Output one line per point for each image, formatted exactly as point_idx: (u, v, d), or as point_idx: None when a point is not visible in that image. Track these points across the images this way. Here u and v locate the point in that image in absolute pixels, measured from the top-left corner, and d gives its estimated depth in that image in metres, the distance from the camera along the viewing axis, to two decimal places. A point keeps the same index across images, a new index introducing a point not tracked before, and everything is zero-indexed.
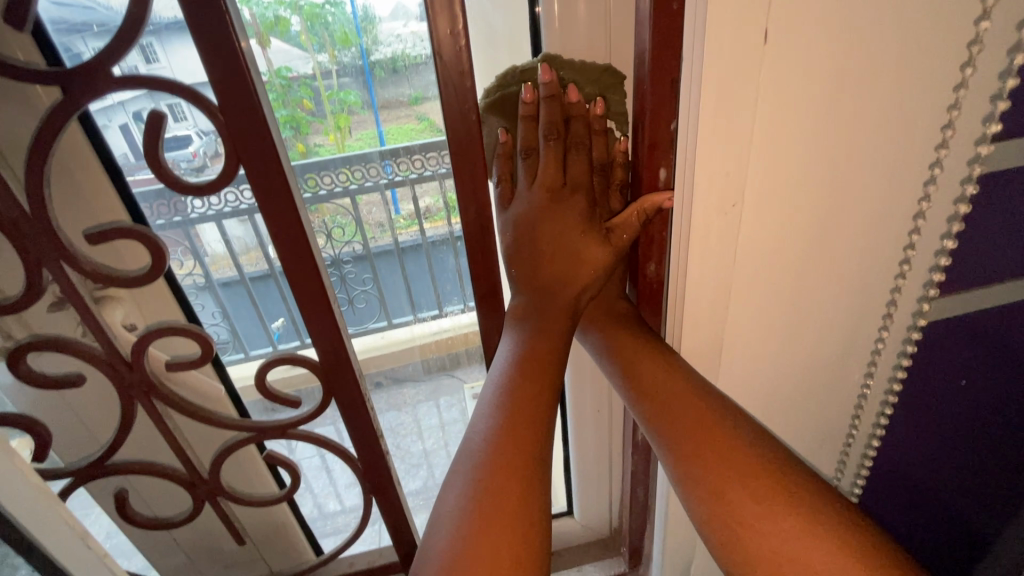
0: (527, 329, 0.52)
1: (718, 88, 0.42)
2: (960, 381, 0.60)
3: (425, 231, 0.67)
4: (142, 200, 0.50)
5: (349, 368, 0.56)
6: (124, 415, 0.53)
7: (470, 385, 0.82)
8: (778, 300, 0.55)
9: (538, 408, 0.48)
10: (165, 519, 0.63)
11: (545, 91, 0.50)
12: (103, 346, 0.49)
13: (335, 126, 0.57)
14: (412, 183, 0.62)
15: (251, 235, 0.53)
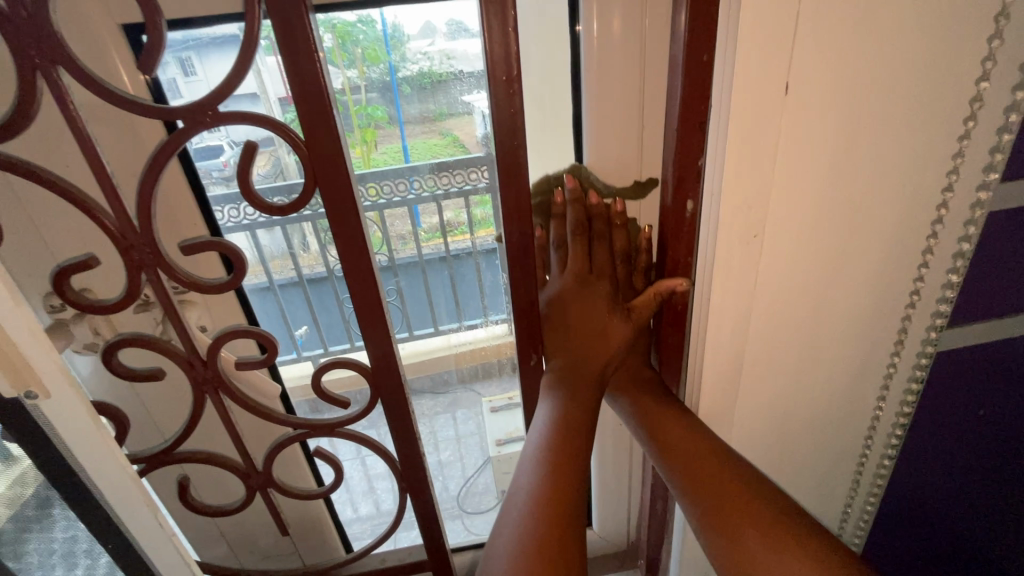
0: (561, 392, 0.60)
1: (744, 131, 0.48)
2: (978, 412, 0.67)
3: (448, 243, 0.74)
4: (215, 207, 0.57)
5: (396, 373, 0.61)
6: (196, 406, 0.59)
7: (490, 399, 0.88)
8: (794, 324, 0.59)
9: (575, 463, 0.54)
10: (218, 507, 0.68)
11: (571, 194, 0.61)
12: (184, 344, 0.55)
13: (362, 139, 0.63)
14: (438, 197, 0.70)
15: (280, 242, 0.62)
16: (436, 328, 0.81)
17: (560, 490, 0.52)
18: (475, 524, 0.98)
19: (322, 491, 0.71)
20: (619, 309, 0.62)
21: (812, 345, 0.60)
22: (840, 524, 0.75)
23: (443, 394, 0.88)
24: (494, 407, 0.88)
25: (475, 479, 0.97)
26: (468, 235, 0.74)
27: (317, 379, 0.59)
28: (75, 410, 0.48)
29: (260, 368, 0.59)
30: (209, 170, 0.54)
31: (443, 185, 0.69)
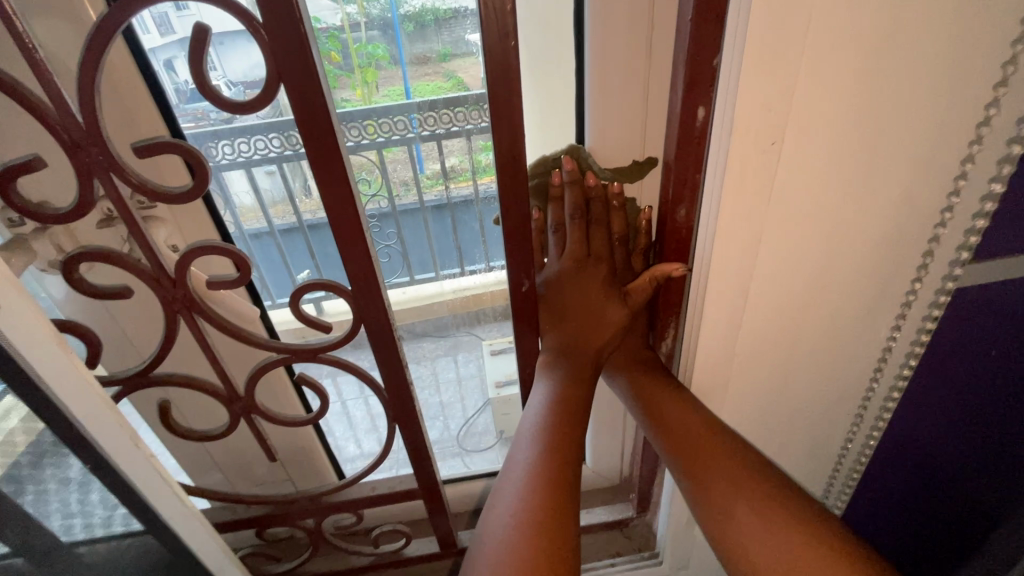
0: (561, 370, 0.63)
1: (768, 18, 0.43)
2: (990, 350, 0.59)
3: (449, 191, 0.71)
4: (208, 145, 0.56)
5: (379, 296, 0.57)
6: (168, 326, 0.56)
7: (490, 341, 0.87)
8: (807, 243, 0.55)
9: (573, 430, 0.58)
10: (203, 432, 0.67)
11: (568, 176, 0.61)
12: (149, 261, 0.52)
13: (363, 79, 0.60)
14: (439, 139, 0.66)
15: (280, 187, 0.60)
16: (440, 273, 0.77)
17: (559, 461, 0.55)
18: (473, 461, 0.98)
19: (307, 420, 0.69)
20: (615, 291, 0.65)
21: (824, 266, 0.57)
22: (840, 453, 0.77)
23: (445, 337, 0.85)
24: (493, 350, 0.87)
25: (476, 420, 0.96)
26: (471, 181, 0.70)
27: (296, 300, 0.56)
28: (33, 323, 0.46)
29: (234, 288, 0.55)
30: (206, 110, 0.53)
31: (445, 125, 0.65)
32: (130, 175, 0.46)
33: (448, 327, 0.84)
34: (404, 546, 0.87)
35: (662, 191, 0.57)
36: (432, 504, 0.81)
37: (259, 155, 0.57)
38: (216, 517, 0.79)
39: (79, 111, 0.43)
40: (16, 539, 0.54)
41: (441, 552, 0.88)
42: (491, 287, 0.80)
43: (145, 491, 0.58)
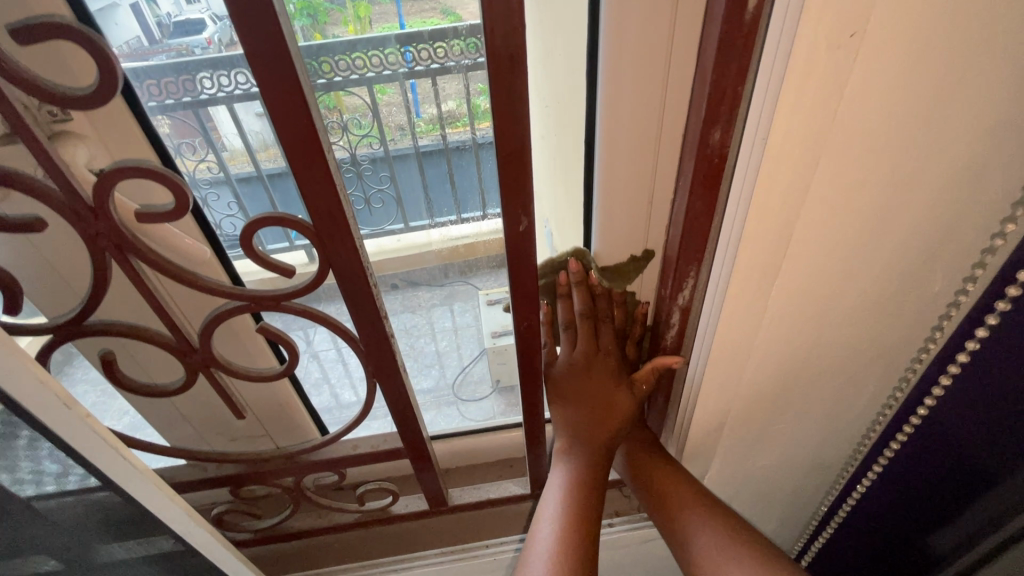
0: (577, 457, 0.64)
1: None
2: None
3: (448, 137, 0.61)
4: (199, 73, 0.48)
5: (347, 232, 0.48)
6: (97, 268, 0.47)
7: (487, 292, 0.77)
8: (876, 181, 0.43)
9: (589, 521, 0.60)
10: (158, 386, 0.60)
11: (574, 277, 0.61)
12: (58, 185, 0.42)
13: (354, 14, 0.50)
14: (435, 75, 0.57)
15: (264, 132, 0.50)
16: (432, 223, 0.69)
17: (577, 547, 0.57)
18: (470, 411, 0.92)
19: (274, 375, 0.62)
20: (623, 382, 0.66)
21: (898, 209, 0.45)
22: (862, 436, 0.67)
23: (441, 286, 0.76)
24: (490, 300, 0.77)
25: (471, 369, 0.88)
26: (468, 127, 0.59)
27: (246, 237, 0.46)
28: None
29: (172, 222, 0.46)
30: (192, 47, 0.46)
31: (439, 60, 0.55)
32: (13, 69, 0.36)
33: (440, 275, 0.75)
34: (391, 503, 0.82)
35: (691, 110, 0.46)
36: (419, 463, 0.75)
37: (242, 91, 0.48)
38: (184, 476, 0.73)
39: None
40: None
41: (431, 509, 0.83)
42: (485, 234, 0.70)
43: (85, 451, 0.51)
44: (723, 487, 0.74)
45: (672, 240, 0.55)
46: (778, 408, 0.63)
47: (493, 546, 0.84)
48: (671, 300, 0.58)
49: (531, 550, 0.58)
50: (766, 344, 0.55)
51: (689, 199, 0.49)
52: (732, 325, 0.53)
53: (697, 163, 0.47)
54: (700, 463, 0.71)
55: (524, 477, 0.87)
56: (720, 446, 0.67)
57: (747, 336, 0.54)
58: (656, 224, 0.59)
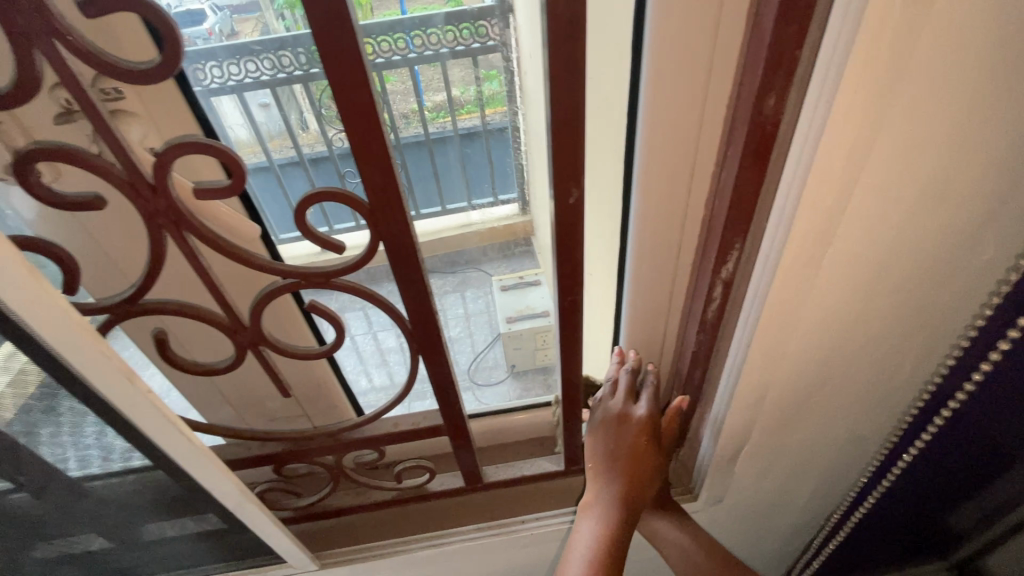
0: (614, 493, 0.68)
1: None
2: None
3: (456, 122, 0.71)
4: (196, 65, 0.49)
5: (401, 209, 0.48)
6: (155, 246, 0.47)
7: (499, 278, 0.87)
8: (938, 144, 0.42)
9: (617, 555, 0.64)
10: (208, 364, 0.61)
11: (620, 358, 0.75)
12: (122, 163, 0.42)
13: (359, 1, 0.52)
14: (441, 62, 0.64)
15: (278, 120, 0.56)
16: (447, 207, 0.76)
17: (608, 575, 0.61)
18: (485, 396, 0.94)
19: (321, 352, 0.62)
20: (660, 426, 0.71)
21: (957, 176, 0.44)
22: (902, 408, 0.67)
23: (454, 273, 0.83)
24: (503, 287, 0.88)
25: (485, 355, 0.93)
26: (476, 113, 0.70)
27: (301, 212, 0.47)
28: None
29: (228, 198, 0.47)
30: (192, 39, 0.48)
31: (448, 45, 0.62)
32: (80, 43, 0.36)
33: (459, 261, 0.83)
34: (428, 480, 0.83)
35: (745, 76, 0.45)
36: (458, 440, 0.76)
37: (252, 79, 0.53)
38: (228, 455, 0.74)
39: None
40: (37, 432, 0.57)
41: (467, 486, 0.85)
42: (494, 220, 0.82)
43: (144, 425, 0.52)
44: (759, 461, 0.75)
45: (719, 211, 0.54)
46: (820, 381, 0.63)
47: (529, 522, 0.85)
48: (714, 273, 0.58)
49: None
50: (812, 315, 0.55)
51: (738, 169, 0.49)
52: (782, 295, 0.52)
53: (750, 132, 0.47)
54: (738, 438, 0.71)
55: (558, 455, 0.88)
56: (759, 419, 0.68)
57: (794, 307, 0.54)
58: (696, 194, 0.60)
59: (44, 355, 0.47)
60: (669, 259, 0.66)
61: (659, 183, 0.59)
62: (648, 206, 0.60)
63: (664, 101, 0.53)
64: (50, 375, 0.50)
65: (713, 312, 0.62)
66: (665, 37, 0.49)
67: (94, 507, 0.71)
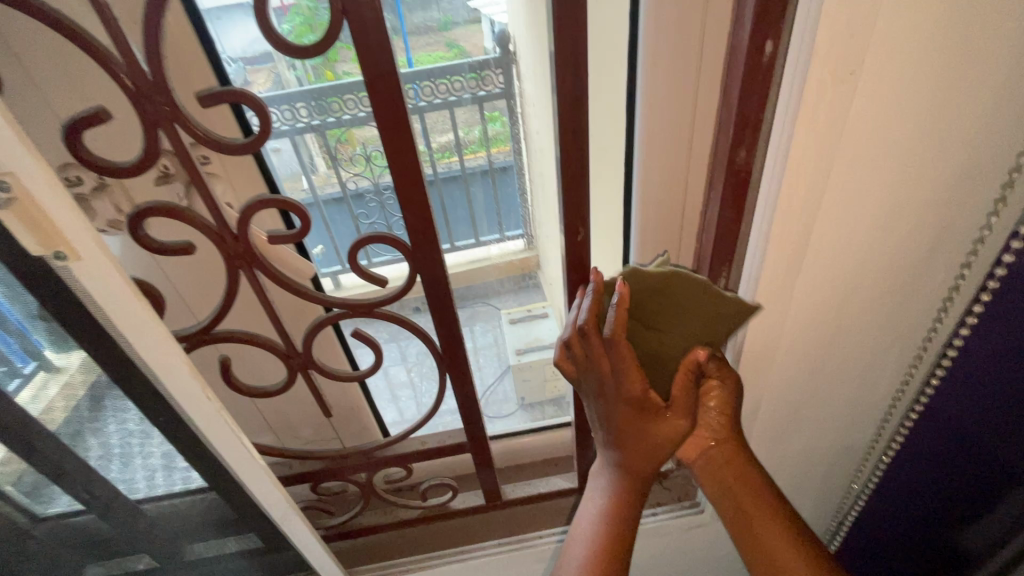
0: (611, 487, 0.61)
1: None
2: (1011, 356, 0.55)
3: (463, 160, 0.84)
4: (248, 114, 0.57)
5: (437, 249, 0.57)
6: (230, 282, 0.56)
7: (509, 312, 1.01)
8: (875, 192, 0.51)
9: (621, 528, 0.59)
10: (261, 388, 0.68)
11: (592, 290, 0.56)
12: (213, 216, 0.52)
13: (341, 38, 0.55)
14: (449, 107, 0.75)
15: (291, 163, 0.66)
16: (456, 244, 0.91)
17: (609, 546, 0.58)
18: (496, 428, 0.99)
19: (361, 374, 0.70)
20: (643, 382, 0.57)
21: (894, 218, 0.53)
22: (882, 420, 0.74)
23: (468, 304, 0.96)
24: (512, 319, 1.01)
25: (497, 387, 1.02)
26: (479, 153, 0.85)
27: (353, 253, 0.56)
28: (112, 283, 0.44)
29: (293, 242, 0.56)
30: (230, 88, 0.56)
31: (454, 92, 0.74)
32: (193, 125, 0.46)
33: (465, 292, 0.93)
34: (451, 498, 0.89)
35: (721, 134, 0.55)
36: (481, 458, 0.82)
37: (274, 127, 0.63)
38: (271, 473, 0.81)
39: (146, 63, 0.43)
40: (93, 444, 0.63)
41: (488, 504, 0.90)
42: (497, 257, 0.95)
43: (215, 439, 0.59)
44: None
45: (706, 244, 0.63)
46: (807, 394, 0.70)
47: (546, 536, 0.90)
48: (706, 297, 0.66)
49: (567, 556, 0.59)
50: (793, 333, 0.62)
51: (720, 209, 0.58)
52: (765, 315, 0.60)
53: (728, 179, 0.56)
54: None
55: (571, 472, 0.94)
56: (755, 431, 0.74)
57: (775, 326, 0.61)
58: (687, 229, 0.69)
59: (133, 378, 0.56)
60: None
61: (654, 219, 0.68)
62: (644, 239, 0.70)
63: (653, 153, 0.62)
64: (134, 398, 0.58)
65: None
66: (653, 103, 0.59)
67: (152, 531, 0.77)
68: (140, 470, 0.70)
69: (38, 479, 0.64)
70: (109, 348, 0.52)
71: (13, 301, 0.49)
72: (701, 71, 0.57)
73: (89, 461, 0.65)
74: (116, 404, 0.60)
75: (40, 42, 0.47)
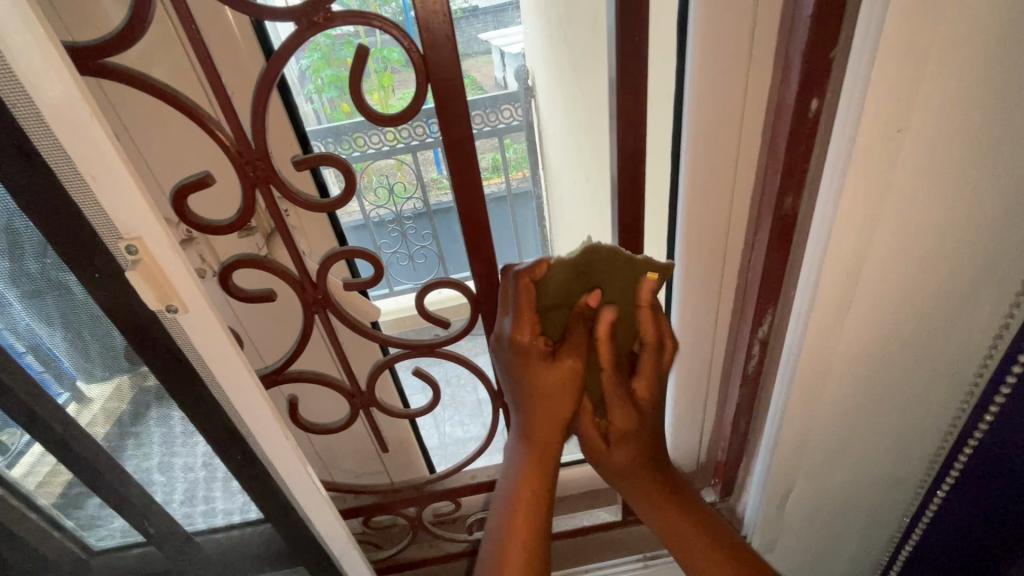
0: (521, 464, 0.61)
1: (911, 11, 0.40)
2: None
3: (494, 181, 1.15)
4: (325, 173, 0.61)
5: (499, 294, 0.60)
6: (305, 325, 0.60)
7: None
8: (922, 239, 0.52)
9: (539, 497, 0.60)
10: (325, 425, 0.72)
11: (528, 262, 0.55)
12: (296, 267, 0.56)
13: (381, 84, 0.67)
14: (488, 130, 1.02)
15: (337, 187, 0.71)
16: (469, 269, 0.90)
17: (525, 516, 0.58)
18: None
19: (418, 410, 0.73)
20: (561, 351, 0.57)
21: (941, 263, 0.54)
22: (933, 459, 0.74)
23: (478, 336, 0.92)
24: None
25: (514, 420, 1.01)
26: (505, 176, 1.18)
27: (421, 299, 0.59)
28: (213, 331, 0.49)
29: (365, 288, 0.60)
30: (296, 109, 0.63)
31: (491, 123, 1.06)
32: (288, 188, 0.50)
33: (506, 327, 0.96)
34: None
35: (767, 181, 0.58)
36: None
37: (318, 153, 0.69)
38: None
39: (251, 134, 0.48)
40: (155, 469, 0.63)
41: None
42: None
43: (287, 472, 0.62)
44: (806, 507, 0.80)
45: (751, 283, 0.66)
46: (856, 431, 0.71)
47: (593, 571, 0.94)
48: (752, 333, 0.69)
49: (489, 523, 0.60)
50: (843, 370, 0.63)
51: (767, 251, 0.61)
52: (815, 353, 0.62)
53: (774, 222, 0.59)
54: (784, 481, 0.77)
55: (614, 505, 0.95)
56: (803, 465, 0.75)
57: (823, 364, 0.63)
58: (731, 267, 0.71)
59: (214, 419, 0.59)
60: (707, 319, 0.77)
61: (699, 258, 0.71)
62: (689, 277, 0.73)
63: (698, 197, 0.66)
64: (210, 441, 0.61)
65: (753, 367, 0.72)
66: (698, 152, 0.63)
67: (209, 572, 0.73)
68: (198, 500, 0.68)
69: (103, 509, 0.62)
70: (196, 392, 0.55)
71: (83, 321, 0.50)
72: (745, 122, 0.60)
73: (150, 491, 0.63)
74: (175, 419, 0.59)
75: (150, 113, 0.52)
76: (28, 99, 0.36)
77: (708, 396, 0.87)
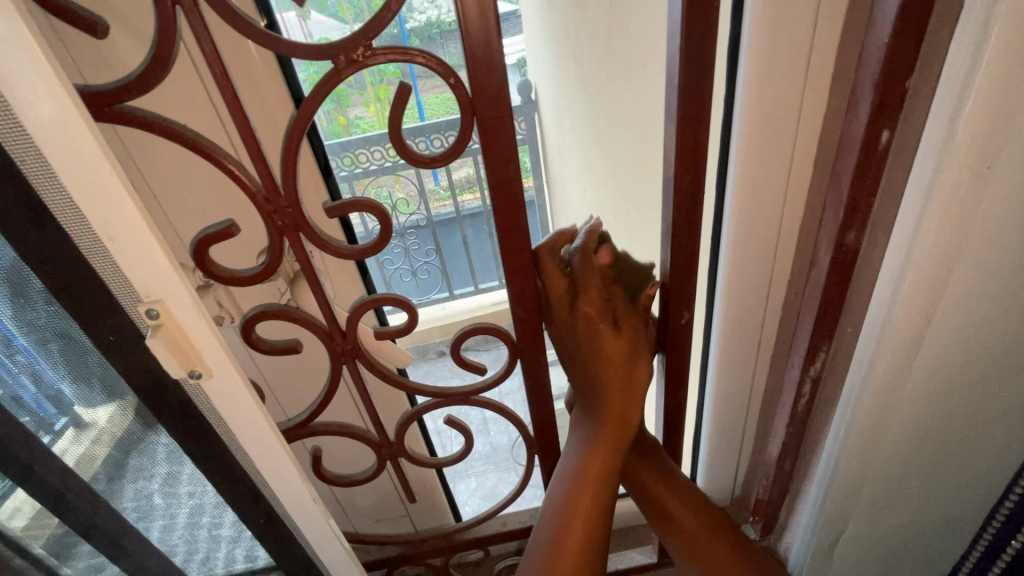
0: (589, 445, 0.56)
1: (1009, 43, 0.37)
2: None
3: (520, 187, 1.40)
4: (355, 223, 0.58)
5: (541, 337, 0.56)
6: (332, 377, 0.56)
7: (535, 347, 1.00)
8: (1000, 280, 0.49)
9: (604, 486, 0.55)
10: (350, 476, 0.67)
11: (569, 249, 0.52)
12: (325, 317, 0.52)
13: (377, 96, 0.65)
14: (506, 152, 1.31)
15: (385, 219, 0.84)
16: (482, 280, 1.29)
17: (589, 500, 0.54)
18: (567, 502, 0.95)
19: (449, 459, 0.68)
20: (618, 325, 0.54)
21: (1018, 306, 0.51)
22: None
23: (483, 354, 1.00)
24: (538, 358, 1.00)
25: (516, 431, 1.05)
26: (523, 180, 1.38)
27: (458, 346, 0.55)
28: (237, 393, 0.44)
29: (397, 336, 0.56)
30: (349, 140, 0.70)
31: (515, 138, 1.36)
32: (319, 236, 0.46)
33: None
34: None
35: (825, 215, 0.54)
36: None
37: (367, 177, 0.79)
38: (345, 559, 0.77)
39: (281, 179, 0.44)
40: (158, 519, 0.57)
41: None
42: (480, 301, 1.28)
43: (313, 536, 0.57)
44: (858, 551, 0.76)
45: (804, 320, 0.62)
46: (914, 475, 0.66)
47: None
48: (804, 371, 0.64)
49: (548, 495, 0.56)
50: (904, 414, 0.59)
51: (825, 288, 0.57)
52: (878, 396, 0.58)
53: (834, 258, 0.55)
54: (836, 524, 0.72)
55: (647, 546, 0.91)
56: (856, 508, 0.70)
57: (886, 406, 0.59)
58: (776, 300, 0.68)
59: (232, 479, 0.54)
60: (749, 353, 0.73)
61: (743, 290, 0.67)
62: (731, 309, 0.69)
63: (745, 228, 0.62)
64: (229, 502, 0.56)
65: (804, 406, 0.68)
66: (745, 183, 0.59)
67: None
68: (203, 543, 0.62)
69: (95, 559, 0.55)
70: (216, 453, 0.51)
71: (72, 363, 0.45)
72: (797, 152, 0.57)
73: (150, 538, 0.57)
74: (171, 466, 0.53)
75: (164, 152, 0.47)
76: (38, 150, 0.32)
77: (748, 431, 0.83)
